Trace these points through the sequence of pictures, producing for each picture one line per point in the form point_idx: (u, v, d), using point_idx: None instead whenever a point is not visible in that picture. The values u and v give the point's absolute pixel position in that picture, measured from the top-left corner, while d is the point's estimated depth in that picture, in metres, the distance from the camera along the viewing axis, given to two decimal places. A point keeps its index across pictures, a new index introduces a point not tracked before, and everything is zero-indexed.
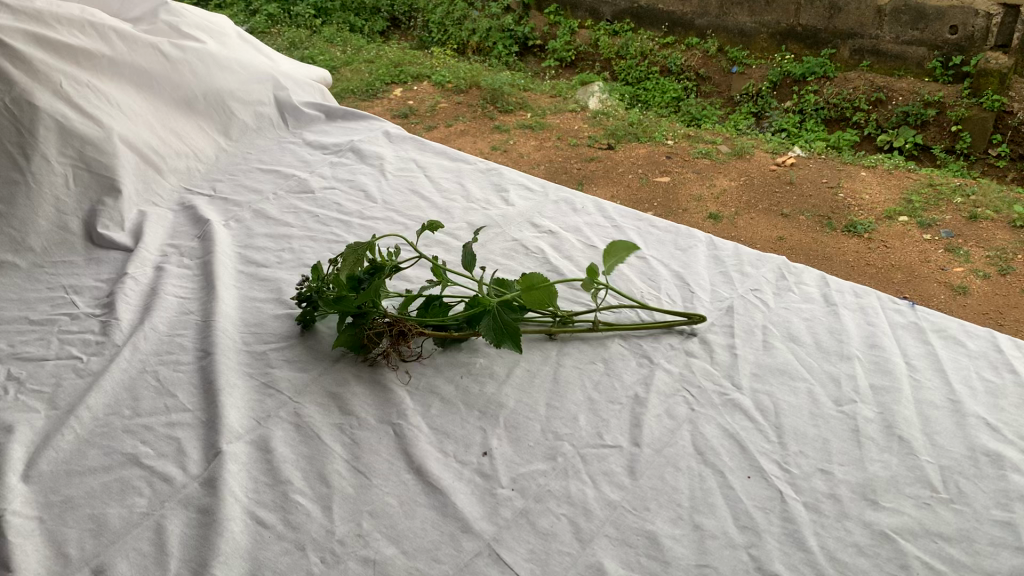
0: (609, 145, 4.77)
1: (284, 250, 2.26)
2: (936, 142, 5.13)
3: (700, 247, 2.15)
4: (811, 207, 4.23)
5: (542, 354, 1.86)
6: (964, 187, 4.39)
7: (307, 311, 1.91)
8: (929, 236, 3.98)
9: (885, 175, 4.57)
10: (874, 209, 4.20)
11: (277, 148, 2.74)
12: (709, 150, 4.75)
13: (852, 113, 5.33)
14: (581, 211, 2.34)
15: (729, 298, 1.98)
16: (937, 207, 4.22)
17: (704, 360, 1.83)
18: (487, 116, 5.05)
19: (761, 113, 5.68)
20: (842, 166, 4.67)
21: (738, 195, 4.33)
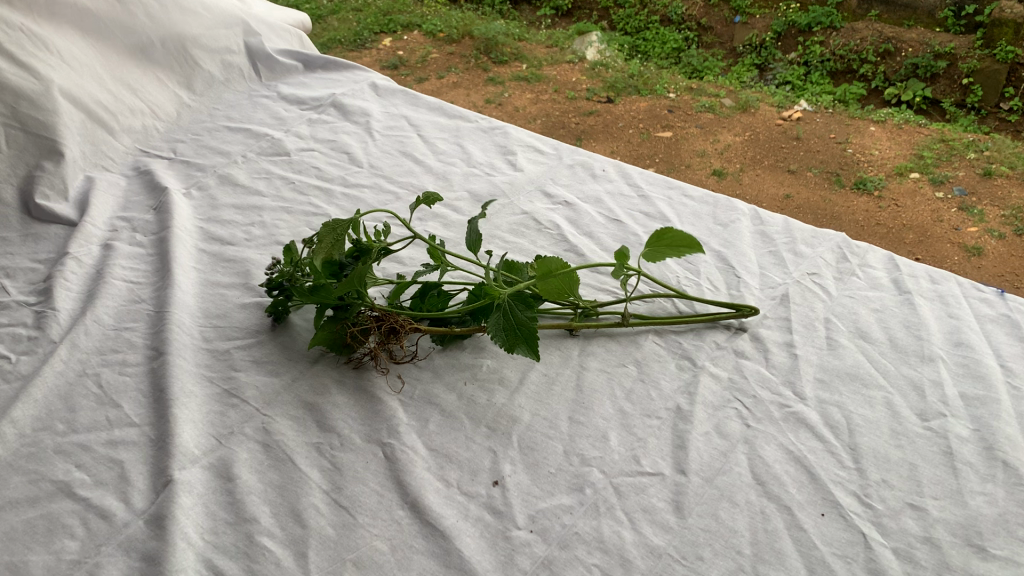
0: (609, 99, 4.40)
1: (253, 224, 1.93)
2: (946, 95, 4.67)
3: (743, 221, 1.83)
4: (819, 162, 3.87)
5: (561, 354, 1.55)
6: (975, 141, 4.02)
7: (279, 301, 1.59)
8: (941, 195, 3.64)
9: (892, 127, 4.19)
10: (884, 164, 3.85)
11: (247, 104, 2.38)
12: (715, 102, 4.37)
13: (857, 65, 4.85)
14: (601, 177, 2.01)
15: (783, 284, 1.67)
16: (949, 163, 3.86)
17: (758, 363, 1.52)
18: (481, 67, 4.66)
19: (764, 65, 5.16)
20: (851, 120, 4.29)
21: (743, 151, 3.96)
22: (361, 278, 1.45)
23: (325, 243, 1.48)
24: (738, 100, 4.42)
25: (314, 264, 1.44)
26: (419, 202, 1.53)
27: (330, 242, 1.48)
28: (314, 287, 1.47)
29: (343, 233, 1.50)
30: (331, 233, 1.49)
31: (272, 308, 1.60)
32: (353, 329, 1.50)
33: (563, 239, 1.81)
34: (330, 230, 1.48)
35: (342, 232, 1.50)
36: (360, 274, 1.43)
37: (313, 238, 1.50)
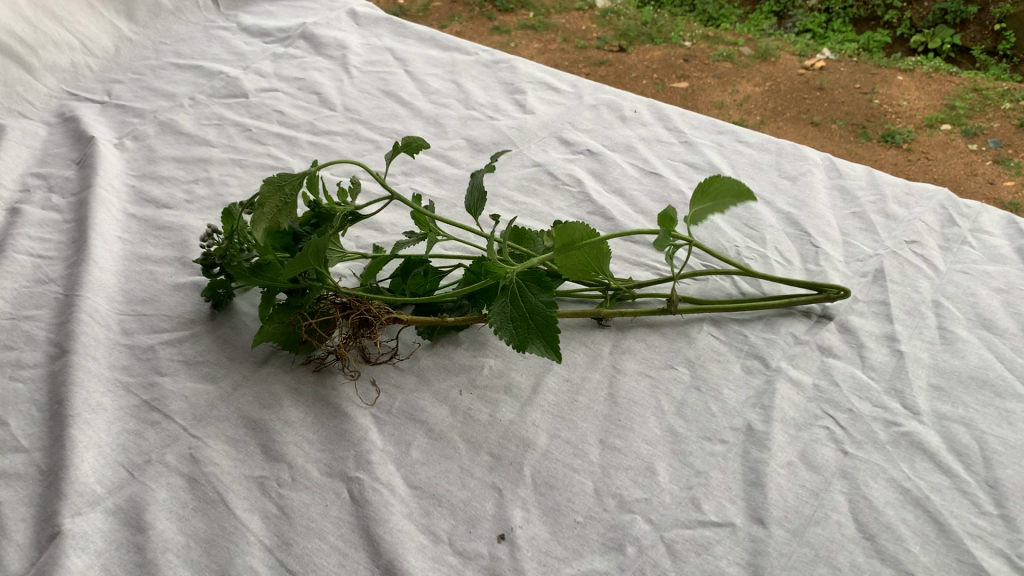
0: (621, 47, 3.06)
1: (197, 180, 1.54)
2: (975, 44, 3.10)
3: (816, 173, 1.44)
4: (844, 113, 2.65)
5: (587, 352, 1.17)
6: (1006, 90, 2.68)
7: (216, 282, 1.21)
8: (973, 148, 2.47)
9: (922, 77, 2.81)
10: (913, 114, 2.63)
11: (200, 36, 1.95)
12: (734, 50, 3.00)
13: (883, 13, 3.21)
14: (632, 120, 1.61)
15: (876, 257, 1.28)
16: (982, 116, 2.60)
17: (851, 363, 1.14)
18: (485, 15, 3.26)
19: (784, 14, 3.34)
20: (878, 69, 2.89)
21: (757, 105, 2.72)
22: (320, 252, 1.06)
23: (268, 207, 1.07)
24: (757, 48, 3.02)
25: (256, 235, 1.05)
26: (398, 152, 1.13)
27: (276, 204, 1.07)
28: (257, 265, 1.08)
29: (293, 191, 1.08)
30: (277, 190, 1.07)
31: (208, 289, 1.22)
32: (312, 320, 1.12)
33: (586, 199, 1.43)
34: (275, 188, 1.06)
35: (292, 190, 1.08)
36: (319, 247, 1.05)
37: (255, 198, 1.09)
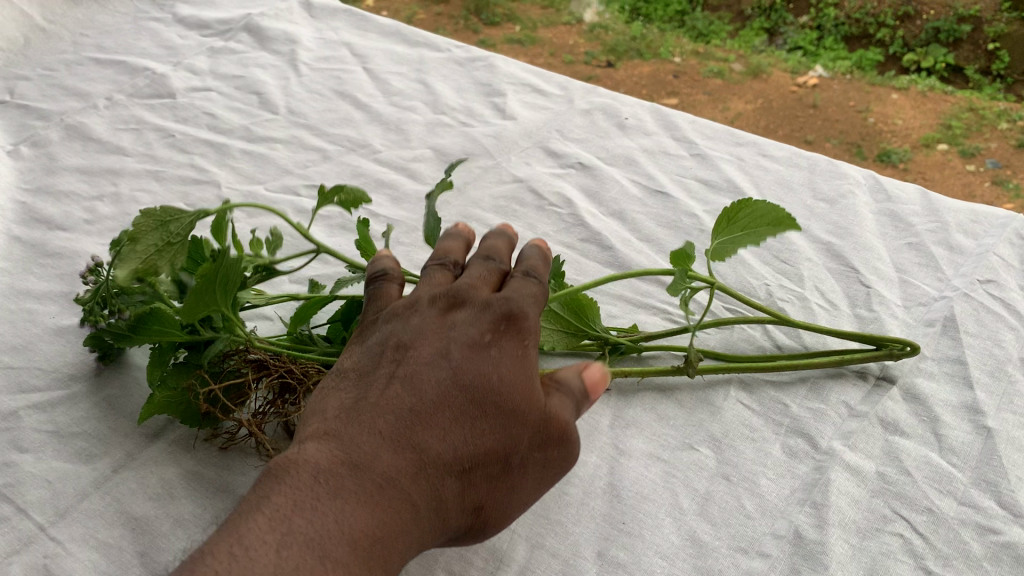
0: (608, 62, 2.75)
1: (103, 198, 1.26)
2: (969, 64, 2.67)
3: (859, 194, 1.17)
4: (838, 131, 2.39)
5: (580, 425, 0.89)
6: (1003, 110, 2.40)
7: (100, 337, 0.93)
8: (970, 169, 2.22)
9: (917, 95, 2.51)
10: (910, 133, 2.35)
11: (129, 29, 1.68)
12: (724, 66, 2.70)
13: (874, 30, 2.75)
14: (632, 128, 1.35)
15: (941, 300, 1.02)
16: (979, 136, 2.32)
17: (925, 443, 0.87)
18: (469, 27, 2.95)
19: (775, 31, 2.92)
20: (872, 87, 2.59)
21: (749, 123, 2.46)
22: (219, 298, 0.79)
23: (143, 247, 0.80)
24: (748, 64, 2.72)
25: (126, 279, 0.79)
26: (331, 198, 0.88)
27: (155, 244, 0.81)
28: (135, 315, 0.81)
29: (182, 231, 0.82)
30: (158, 227, 0.81)
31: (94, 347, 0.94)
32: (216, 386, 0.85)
33: (577, 222, 1.16)
34: (154, 224, 0.80)
35: (178, 228, 0.82)
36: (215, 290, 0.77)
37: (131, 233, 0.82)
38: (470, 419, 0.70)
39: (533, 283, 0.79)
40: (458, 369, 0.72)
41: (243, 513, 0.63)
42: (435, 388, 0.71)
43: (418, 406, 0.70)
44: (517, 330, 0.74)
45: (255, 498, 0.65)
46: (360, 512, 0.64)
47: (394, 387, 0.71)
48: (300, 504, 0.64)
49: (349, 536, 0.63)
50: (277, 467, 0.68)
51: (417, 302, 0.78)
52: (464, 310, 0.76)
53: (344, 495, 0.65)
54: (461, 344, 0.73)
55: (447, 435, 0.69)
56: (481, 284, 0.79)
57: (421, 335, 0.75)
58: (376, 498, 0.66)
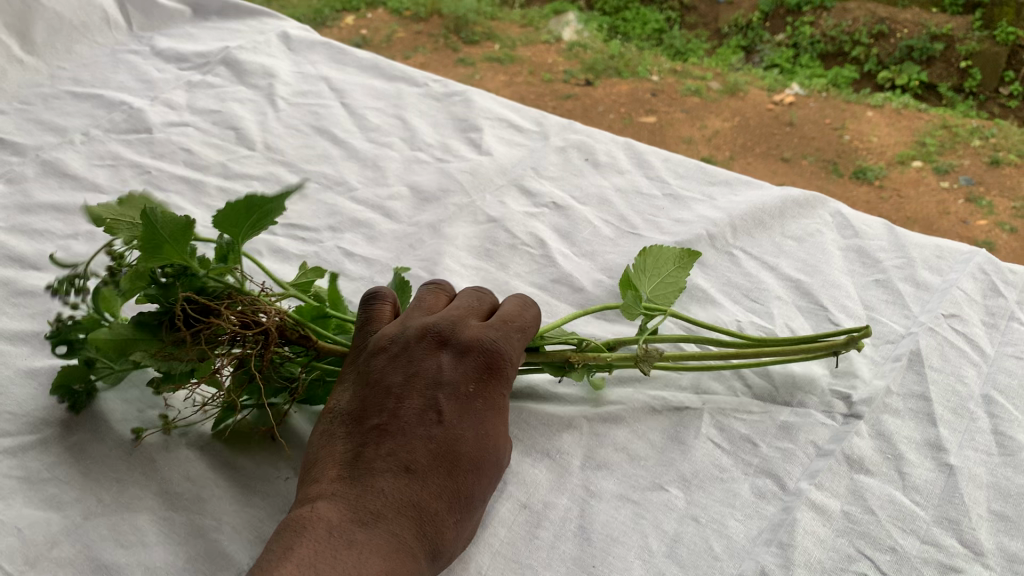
0: (587, 80, 2.75)
1: (79, 237, 1.27)
2: (941, 81, 2.78)
3: (828, 233, 1.20)
4: (815, 148, 2.42)
5: (552, 466, 0.91)
6: (975, 127, 2.44)
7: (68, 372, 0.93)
8: (945, 186, 2.25)
9: (892, 112, 2.55)
10: (885, 151, 2.38)
11: (107, 62, 1.68)
12: (701, 85, 2.73)
13: (849, 49, 2.87)
14: (606, 166, 1.37)
15: (909, 336, 1.04)
16: (952, 153, 2.35)
17: (890, 482, 0.89)
18: (450, 47, 2.97)
19: (751, 49, 3.04)
20: (848, 105, 2.64)
21: (726, 141, 2.48)
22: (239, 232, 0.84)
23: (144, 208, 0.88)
24: (725, 82, 2.75)
25: (160, 226, 0.78)
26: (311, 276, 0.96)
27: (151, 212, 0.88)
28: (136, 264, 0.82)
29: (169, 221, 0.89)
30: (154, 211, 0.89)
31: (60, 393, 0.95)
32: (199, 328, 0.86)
33: (549, 263, 1.18)
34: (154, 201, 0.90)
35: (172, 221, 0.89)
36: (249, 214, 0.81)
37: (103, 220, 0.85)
38: (460, 470, 0.78)
39: (512, 322, 0.88)
40: (447, 425, 0.80)
41: (273, 563, 0.69)
42: (429, 440, 0.79)
43: (414, 458, 0.78)
44: (495, 381, 0.84)
45: (282, 548, 0.71)
46: (376, 557, 0.71)
47: (390, 439, 0.79)
48: (323, 553, 0.70)
49: None
50: (293, 521, 0.74)
51: (403, 344, 0.85)
52: (448, 357, 0.84)
53: (359, 544, 0.72)
54: (448, 398, 0.81)
55: (442, 483, 0.77)
56: (463, 327, 0.86)
57: (410, 384, 0.82)
58: (387, 544, 0.73)
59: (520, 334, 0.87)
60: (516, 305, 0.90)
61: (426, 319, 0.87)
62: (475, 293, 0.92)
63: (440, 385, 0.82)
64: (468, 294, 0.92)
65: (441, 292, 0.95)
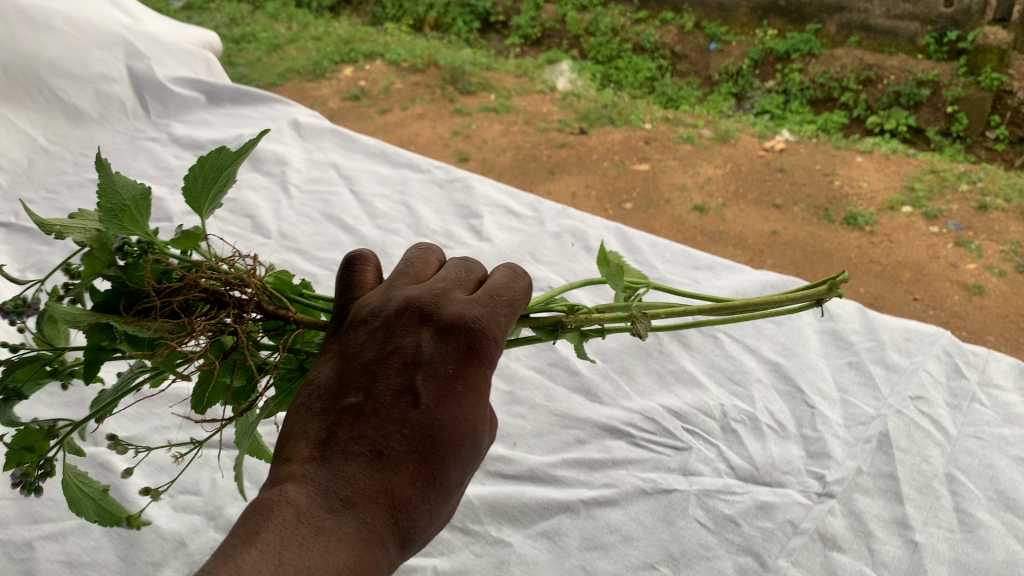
0: (582, 129, 2.86)
1: None
2: (929, 125, 3.07)
3: (805, 317, 1.29)
4: (806, 195, 2.52)
5: (552, 546, 0.99)
6: (963, 173, 2.59)
7: (43, 428, 0.78)
8: (934, 231, 2.34)
9: (880, 158, 2.69)
10: (874, 197, 2.48)
11: (128, 150, 1.79)
12: (693, 132, 2.84)
13: (838, 94, 3.18)
14: (598, 251, 1.47)
15: (878, 417, 1.13)
16: (941, 199, 2.47)
17: (860, 558, 0.97)
18: (447, 96, 3.09)
19: (742, 94, 3.36)
20: (838, 150, 2.77)
21: (719, 187, 2.55)
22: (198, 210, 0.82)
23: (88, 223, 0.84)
24: (717, 130, 2.87)
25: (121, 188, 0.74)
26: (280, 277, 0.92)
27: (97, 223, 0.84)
28: (101, 242, 0.78)
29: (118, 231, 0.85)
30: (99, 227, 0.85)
31: None
32: (170, 302, 0.82)
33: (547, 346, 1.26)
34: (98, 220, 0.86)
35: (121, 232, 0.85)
36: (213, 183, 0.80)
37: (51, 228, 0.76)
38: (439, 456, 0.66)
39: (499, 296, 0.75)
40: (425, 407, 0.67)
41: (226, 550, 0.57)
42: (405, 423, 0.66)
43: (389, 440, 0.66)
44: (483, 360, 0.71)
45: (243, 533, 0.59)
46: (344, 548, 0.60)
47: (365, 420, 0.66)
48: (288, 539, 0.59)
49: (335, 567, 0.58)
50: (255, 504, 0.62)
51: (381, 318, 0.72)
52: (431, 332, 0.70)
53: (326, 532, 0.60)
54: (427, 376, 0.68)
55: (418, 469, 0.66)
56: (446, 301, 0.73)
57: (388, 359, 0.69)
58: (357, 534, 0.61)
59: (507, 310, 0.74)
60: (504, 279, 0.78)
61: (409, 291, 0.74)
62: (464, 264, 0.79)
63: (419, 361, 0.69)
64: (457, 265, 0.79)
65: (429, 259, 0.82)
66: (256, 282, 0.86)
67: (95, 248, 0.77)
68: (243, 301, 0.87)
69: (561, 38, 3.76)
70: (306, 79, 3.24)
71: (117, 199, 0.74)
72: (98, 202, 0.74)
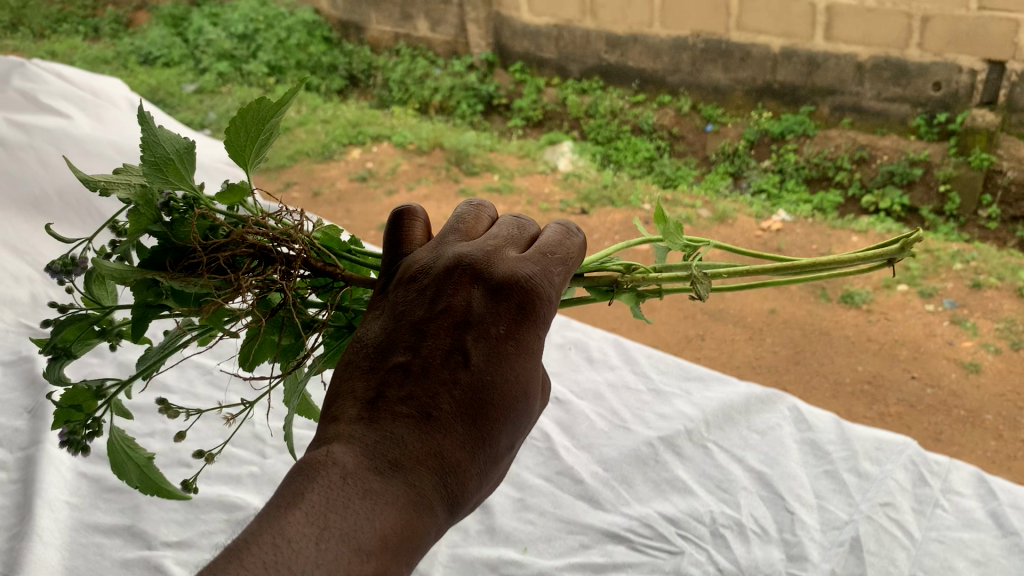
0: (582, 209, 3.01)
1: (154, 432, 1.52)
2: (923, 204, 3.07)
3: (785, 428, 1.43)
4: (803, 273, 2.61)
5: None
6: (957, 252, 2.63)
7: (90, 390, 0.97)
8: (930, 309, 2.39)
9: (875, 237, 2.81)
10: (870, 277, 2.57)
11: None
12: (692, 212, 2.96)
13: (833, 173, 3.24)
14: (599, 363, 1.61)
15: (851, 522, 1.25)
16: (935, 277, 2.51)
17: None
18: (451, 178, 3.27)
19: (738, 174, 3.39)
20: (832, 231, 2.89)
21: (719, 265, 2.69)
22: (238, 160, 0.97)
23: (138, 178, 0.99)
24: (715, 210, 3.00)
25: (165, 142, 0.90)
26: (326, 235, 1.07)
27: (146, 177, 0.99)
28: (146, 199, 0.93)
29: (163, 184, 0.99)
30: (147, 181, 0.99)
31: (121, 464, 0.97)
32: (214, 257, 0.98)
33: (553, 455, 1.40)
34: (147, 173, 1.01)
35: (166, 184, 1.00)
36: (254, 136, 0.95)
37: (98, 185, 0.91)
38: (486, 420, 0.78)
39: (553, 255, 0.86)
40: (476, 369, 0.78)
41: (282, 507, 0.71)
42: (453, 386, 0.78)
43: (438, 404, 0.77)
44: (534, 322, 0.81)
45: (292, 494, 0.72)
46: (391, 513, 0.72)
47: (414, 381, 0.78)
48: (333, 502, 0.72)
49: (381, 532, 0.71)
50: (308, 462, 0.75)
51: (434, 277, 0.83)
52: (481, 291, 0.81)
53: (373, 496, 0.73)
54: (477, 337, 0.79)
55: (466, 432, 0.77)
56: (498, 261, 0.83)
57: (440, 320, 0.80)
58: (403, 498, 0.74)
59: (559, 268, 0.85)
60: (557, 237, 0.88)
61: (461, 247, 0.85)
62: (516, 222, 0.90)
63: (469, 321, 0.80)
64: (509, 223, 0.90)
65: (481, 215, 0.93)
66: (302, 238, 1.02)
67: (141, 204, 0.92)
68: (289, 257, 1.02)
69: (561, 121, 3.94)
70: (319, 161, 3.41)
71: (160, 151, 0.90)
72: (143, 155, 0.89)
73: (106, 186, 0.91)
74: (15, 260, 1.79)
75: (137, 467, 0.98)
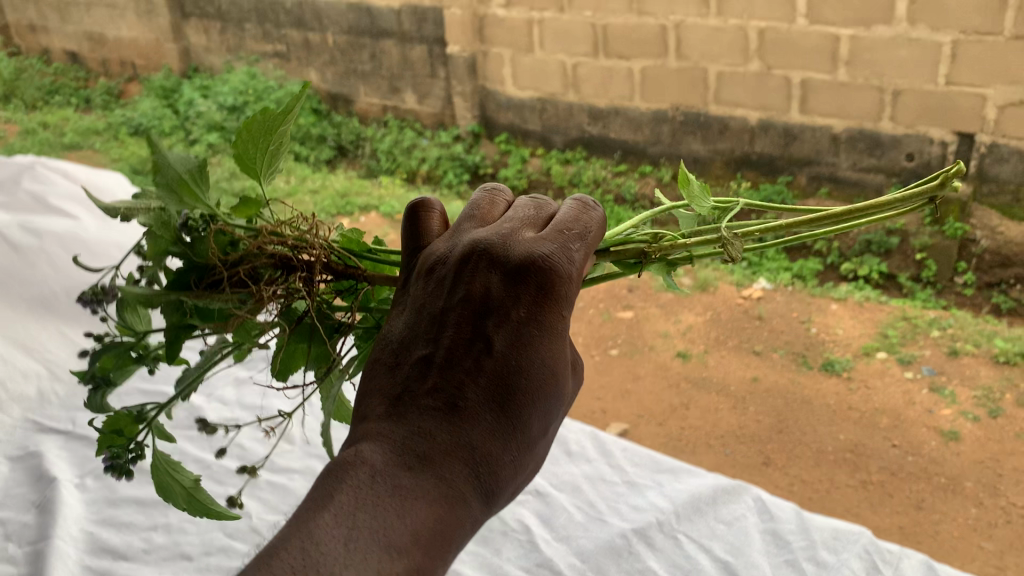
0: None
1: (155, 527, 1.65)
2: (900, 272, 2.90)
3: (750, 518, 1.53)
4: (784, 342, 2.67)
5: None
6: (934, 319, 2.70)
7: (128, 416, 1.23)
8: (909, 376, 2.46)
9: (856, 305, 2.80)
10: (850, 344, 2.63)
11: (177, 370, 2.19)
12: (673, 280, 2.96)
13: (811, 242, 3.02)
14: (577, 455, 1.72)
15: None
16: (914, 344, 2.59)
17: None
18: None
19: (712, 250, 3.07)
20: (811, 300, 2.84)
21: (701, 335, 2.71)
22: (250, 173, 1.20)
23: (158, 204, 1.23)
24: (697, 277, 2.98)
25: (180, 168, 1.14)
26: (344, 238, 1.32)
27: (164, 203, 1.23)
28: (160, 222, 1.17)
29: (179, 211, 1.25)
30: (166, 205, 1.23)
31: (168, 484, 1.23)
32: (236, 271, 1.26)
33: (533, 547, 1.51)
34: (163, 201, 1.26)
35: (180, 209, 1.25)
36: (260, 142, 1.15)
37: (120, 211, 1.15)
38: (513, 402, 0.96)
39: (569, 230, 1.03)
40: (497, 355, 0.97)
41: (321, 504, 0.93)
42: (477, 372, 0.97)
43: (463, 395, 0.97)
44: (556, 303, 0.99)
45: (328, 493, 0.94)
46: (423, 512, 0.91)
47: (441, 373, 0.99)
48: (366, 502, 0.92)
49: (412, 529, 0.90)
50: (350, 457, 0.97)
51: (455, 275, 1.03)
52: (498, 279, 1.01)
53: (404, 492, 0.93)
54: (496, 322, 0.99)
55: (493, 416, 0.96)
56: (514, 242, 1.03)
57: (462, 319, 1.00)
58: (435, 491, 0.93)
59: (578, 241, 1.03)
60: (580, 211, 1.06)
61: (477, 237, 1.05)
62: (530, 205, 1.10)
63: (489, 305, 1.00)
64: (528, 210, 1.09)
65: (496, 200, 1.14)
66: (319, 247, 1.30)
67: (157, 226, 1.17)
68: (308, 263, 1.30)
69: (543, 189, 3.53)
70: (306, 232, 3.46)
71: (174, 176, 1.14)
72: (161, 179, 1.13)
73: (126, 211, 1.15)
74: (26, 357, 1.98)
75: (181, 489, 1.24)
